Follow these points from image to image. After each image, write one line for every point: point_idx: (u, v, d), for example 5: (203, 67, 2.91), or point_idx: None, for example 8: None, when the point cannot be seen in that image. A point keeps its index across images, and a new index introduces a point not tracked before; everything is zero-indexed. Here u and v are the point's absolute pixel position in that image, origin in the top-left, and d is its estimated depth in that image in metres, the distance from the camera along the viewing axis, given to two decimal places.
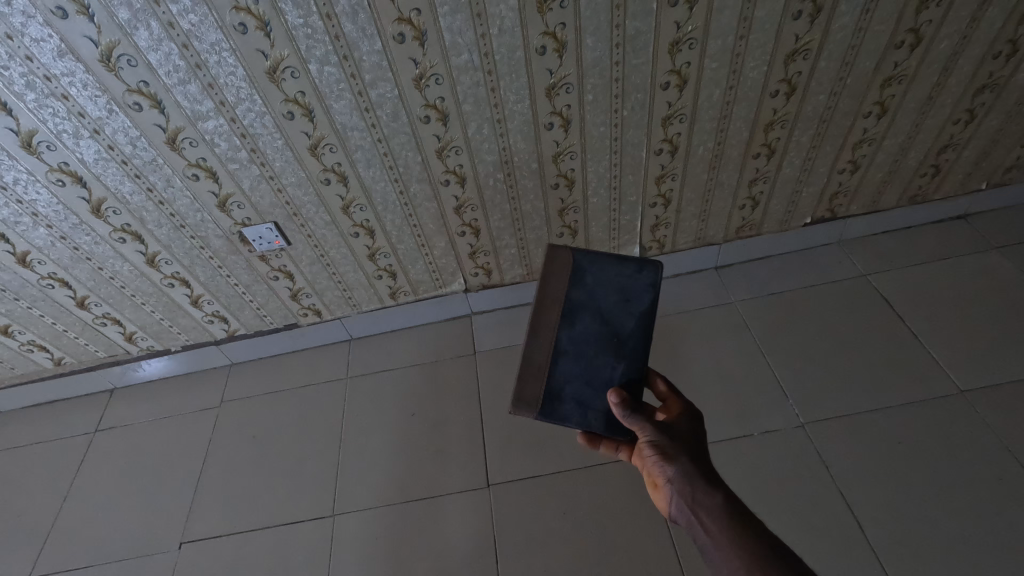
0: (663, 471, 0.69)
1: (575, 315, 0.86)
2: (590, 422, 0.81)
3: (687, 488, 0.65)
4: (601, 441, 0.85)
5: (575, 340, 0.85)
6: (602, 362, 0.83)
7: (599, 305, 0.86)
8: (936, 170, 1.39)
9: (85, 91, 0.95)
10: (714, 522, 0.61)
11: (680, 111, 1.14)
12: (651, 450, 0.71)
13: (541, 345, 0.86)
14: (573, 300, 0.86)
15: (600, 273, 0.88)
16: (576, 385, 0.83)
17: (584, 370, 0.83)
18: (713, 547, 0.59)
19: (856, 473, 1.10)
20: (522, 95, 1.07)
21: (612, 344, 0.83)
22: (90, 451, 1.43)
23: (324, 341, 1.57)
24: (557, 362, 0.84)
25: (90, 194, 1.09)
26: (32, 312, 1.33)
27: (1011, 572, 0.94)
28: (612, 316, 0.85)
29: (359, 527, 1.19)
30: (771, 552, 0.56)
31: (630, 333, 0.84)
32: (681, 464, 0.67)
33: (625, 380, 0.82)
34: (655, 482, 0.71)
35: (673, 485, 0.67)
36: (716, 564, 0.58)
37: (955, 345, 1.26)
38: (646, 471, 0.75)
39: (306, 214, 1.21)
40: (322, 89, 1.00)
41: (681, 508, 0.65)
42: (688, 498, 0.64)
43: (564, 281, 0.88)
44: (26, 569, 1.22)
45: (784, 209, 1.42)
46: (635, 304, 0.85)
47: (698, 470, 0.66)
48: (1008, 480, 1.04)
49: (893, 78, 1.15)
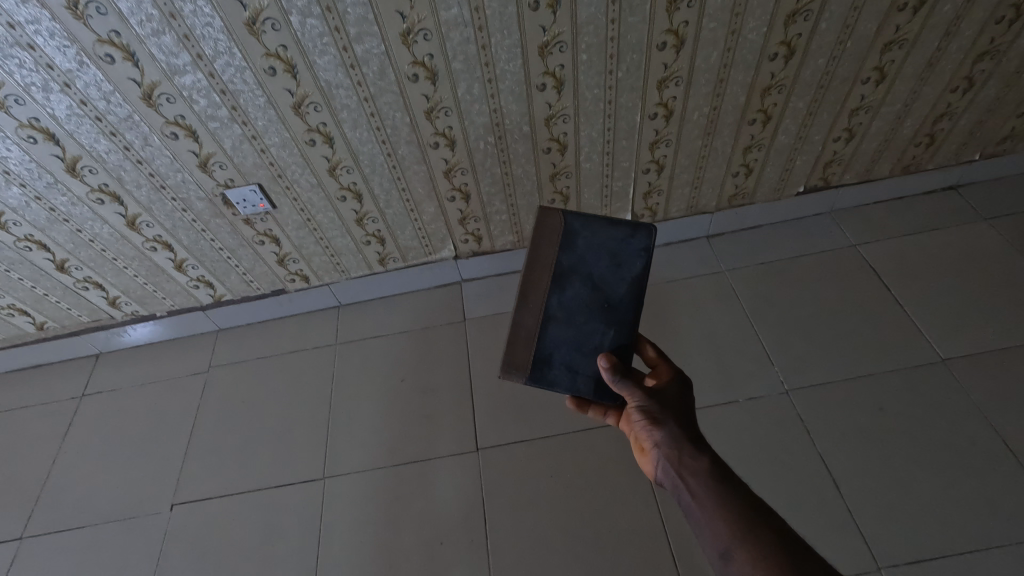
0: (650, 435, 0.69)
1: (565, 281, 0.85)
2: (579, 387, 0.82)
3: (674, 453, 0.66)
4: (590, 406, 0.85)
5: (565, 306, 0.84)
6: (592, 328, 0.83)
7: (590, 270, 0.85)
8: (931, 139, 1.37)
9: (52, 41, 0.90)
10: (699, 484, 0.62)
11: (676, 73, 1.11)
12: (639, 415, 0.71)
13: (531, 310, 0.85)
14: (563, 265, 0.85)
15: (592, 237, 0.86)
16: (565, 351, 0.83)
17: (573, 336, 0.83)
18: (697, 509, 0.60)
19: (836, 438, 1.13)
20: (514, 53, 1.03)
21: (603, 310, 0.83)
22: (77, 415, 1.43)
23: (313, 307, 1.55)
24: (547, 328, 0.84)
25: (64, 152, 1.05)
26: (10, 275, 1.30)
27: (979, 530, 0.98)
28: (603, 282, 0.84)
29: (349, 490, 1.21)
30: (754, 515, 0.57)
31: (621, 299, 0.83)
32: (669, 429, 0.68)
33: (615, 345, 0.82)
34: (642, 446, 0.72)
35: (660, 449, 0.67)
36: (699, 525, 0.59)
37: (938, 315, 1.27)
38: (633, 436, 0.76)
39: (291, 176, 1.18)
40: (305, 43, 0.95)
41: (667, 471, 0.66)
42: (675, 462, 0.65)
43: (555, 246, 0.86)
44: (18, 530, 1.23)
45: (777, 177, 1.41)
46: (627, 270, 0.84)
47: (686, 435, 0.67)
48: (980, 444, 1.08)
49: (894, 42, 1.13)
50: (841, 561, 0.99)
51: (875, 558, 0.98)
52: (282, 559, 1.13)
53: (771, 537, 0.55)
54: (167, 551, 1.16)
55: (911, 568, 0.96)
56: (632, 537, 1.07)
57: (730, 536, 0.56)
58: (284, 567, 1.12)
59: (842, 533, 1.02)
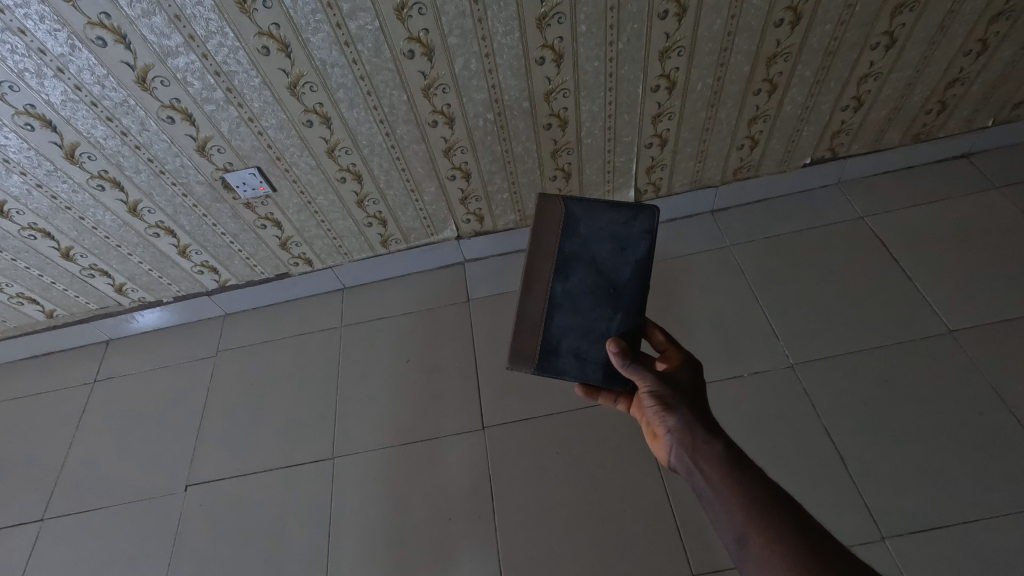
0: (662, 420, 0.70)
1: (570, 267, 0.84)
2: (588, 374, 0.81)
3: (688, 437, 0.66)
4: (600, 392, 0.85)
5: (570, 292, 0.83)
6: (598, 313, 0.82)
7: (593, 255, 0.84)
8: (942, 106, 1.34)
9: (42, 24, 0.89)
10: (713, 469, 0.62)
11: (678, 43, 1.08)
12: (651, 400, 0.71)
13: (535, 300, 0.85)
14: (567, 252, 0.85)
15: (594, 222, 0.85)
16: (572, 338, 0.83)
17: (579, 322, 0.83)
18: (711, 493, 0.60)
19: (841, 410, 1.13)
20: (511, 26, 1.01)
21: (608, 294, 0.82)
22: (90, 401, 1.45)
23: (316, 290, 1.56)
24: (553, 315, 0.84)
25: (62, 139, 1.05)
26: (17, 264, 1.31)
27: (985, 500, 0.99)
28: (607, 266, 0.83)
29: (358, 470, 1.23)
30: (769, 497, 0.58)
31: (627, 283, 0.82)
32: (681, 414, 0.68)
33: (622, 330, 0.81)
34: (655, 432, 0.72)
35: (673, 435, 0.67)
36: (714, 510, 0.59)
37: (948, 287, 1.26)
38: (645, 422, 0.76)
39: (290, 158, 1.17)
40: (298, 21, 0.94)
41: (681, 457, 0.66)
42: (688, 447, 0.65)
43: (557, 234, 0.85)
44: (39, 513, 1.26)
45: (783, 149, 1.38)
46: (631, 252, 0.83)
47: (698, 420, 0.67)
48: (988, 414, 1.08)
49: (905, 5, 1.09)
50: (844, 532, 1.00)
51: (878, 528, 0.99)
52: (295, 537, 1.15)
53: (785, 519, 0.56)
54: (184, 531, 1.19)
55: (916, 538, 0.97)
56: (638, 512, 1.08)
57: (744, 518, 0.57)
58: (297, 545, 1.14)
59: (847, 505, 1.02)
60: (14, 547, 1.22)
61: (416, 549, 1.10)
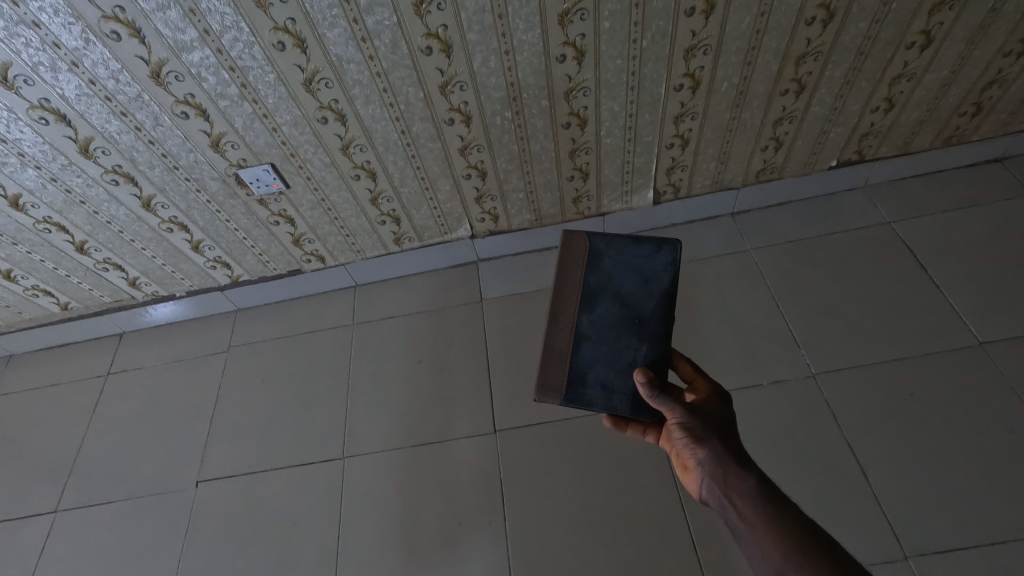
0: (692, 452, 0.67)
1: (595, 299, 0.82)
2: (615, 405, 0.79)
3: (720, 471, 0.63)
4: (628, 424, 0.82)
5: (596, 324, 0.81)
6: (624, 343, 0.79)
7: (618, 287, 0.82)
8: (977, 108, 1.29)
9: (57, 18, 0.87)
10: (747, 506, 0.59)
11: (704, 41, 1.05)
12: (680, 431, 0.69)
13: (561, 332, 0.82)
14: (592, 284, 0.82)
15: (619, 256, 0.83)
16: (599, 369, 0.80)
17: (606, 353, 0.80)
18: (746, 532, 0.58)
19: (863, 422, 1.10)
20: (532, 23, 0.98)
21: (634, 325, 0.80)
22: (104, 393, 1.46)
23: (328, 287, 1.55)
24: (580, 346, 0.81)
25: (77, 133, 1.04)
26: (32, 257, 1.31)
27: (1015, 521, 0.95)
28: (632, 298, 0.81)
29: (368, 471, 1.22)
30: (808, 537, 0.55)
31: (652, 314, 0.80)
32: (712, 446, 0.65)
33: (649, 361, 0.78)
34: (684, 464, 0.70)
35: (704, 467, 0.65)
36: (749, 549, 0.57)
37: (978, 297, 1.21)
38: (674, 454, 0.73)
39: (304, 155, 1.15)
40: (314, 15, 0.91)
41: (713, 491, 0.63)
42: (720, 481, 0.63)
43: (582, 267, 0.83)
44: (52, 506, 1.27)
45: (808, 152, 1.34)
46: (656, 285, 0.81)
47: (730, 453, 0.64)
48: (1018, 431, 1.04)
49: (944, 2, 1.04)
50: (865, 550, 0.97)
51: (901, 546, 0.96)
52: (304, 538, 1.15)
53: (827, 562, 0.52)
54: (194, 527, 1.20)
55: (940, 557, 0.94)
56: (652, 525, 1.05)
57: (778, 554, 0.54)
58: (307, 546, 1.14)
59: (869, 521, 0.99)
60: (27, 539, 1.23)
61: (425, 553, 1.09)
